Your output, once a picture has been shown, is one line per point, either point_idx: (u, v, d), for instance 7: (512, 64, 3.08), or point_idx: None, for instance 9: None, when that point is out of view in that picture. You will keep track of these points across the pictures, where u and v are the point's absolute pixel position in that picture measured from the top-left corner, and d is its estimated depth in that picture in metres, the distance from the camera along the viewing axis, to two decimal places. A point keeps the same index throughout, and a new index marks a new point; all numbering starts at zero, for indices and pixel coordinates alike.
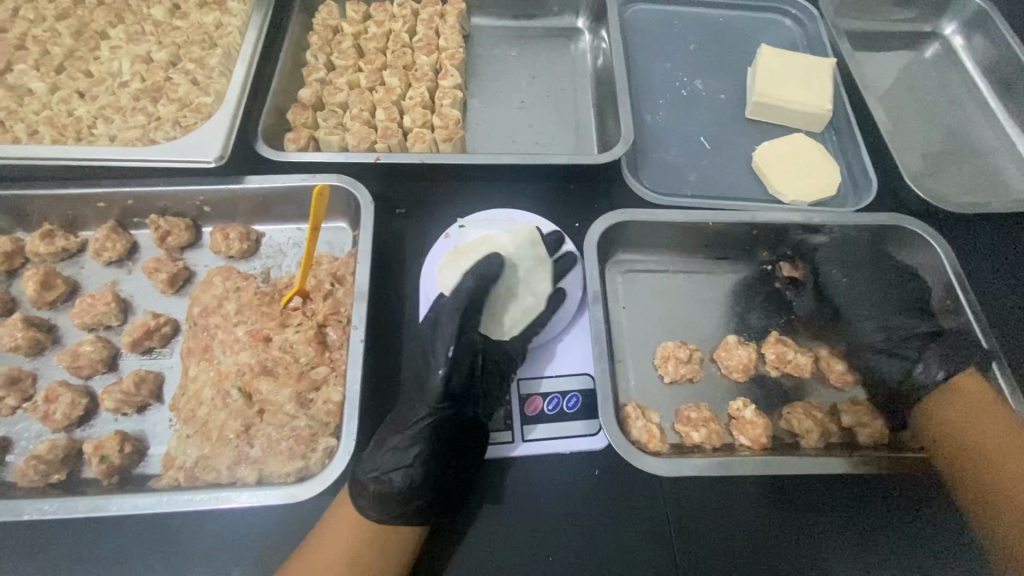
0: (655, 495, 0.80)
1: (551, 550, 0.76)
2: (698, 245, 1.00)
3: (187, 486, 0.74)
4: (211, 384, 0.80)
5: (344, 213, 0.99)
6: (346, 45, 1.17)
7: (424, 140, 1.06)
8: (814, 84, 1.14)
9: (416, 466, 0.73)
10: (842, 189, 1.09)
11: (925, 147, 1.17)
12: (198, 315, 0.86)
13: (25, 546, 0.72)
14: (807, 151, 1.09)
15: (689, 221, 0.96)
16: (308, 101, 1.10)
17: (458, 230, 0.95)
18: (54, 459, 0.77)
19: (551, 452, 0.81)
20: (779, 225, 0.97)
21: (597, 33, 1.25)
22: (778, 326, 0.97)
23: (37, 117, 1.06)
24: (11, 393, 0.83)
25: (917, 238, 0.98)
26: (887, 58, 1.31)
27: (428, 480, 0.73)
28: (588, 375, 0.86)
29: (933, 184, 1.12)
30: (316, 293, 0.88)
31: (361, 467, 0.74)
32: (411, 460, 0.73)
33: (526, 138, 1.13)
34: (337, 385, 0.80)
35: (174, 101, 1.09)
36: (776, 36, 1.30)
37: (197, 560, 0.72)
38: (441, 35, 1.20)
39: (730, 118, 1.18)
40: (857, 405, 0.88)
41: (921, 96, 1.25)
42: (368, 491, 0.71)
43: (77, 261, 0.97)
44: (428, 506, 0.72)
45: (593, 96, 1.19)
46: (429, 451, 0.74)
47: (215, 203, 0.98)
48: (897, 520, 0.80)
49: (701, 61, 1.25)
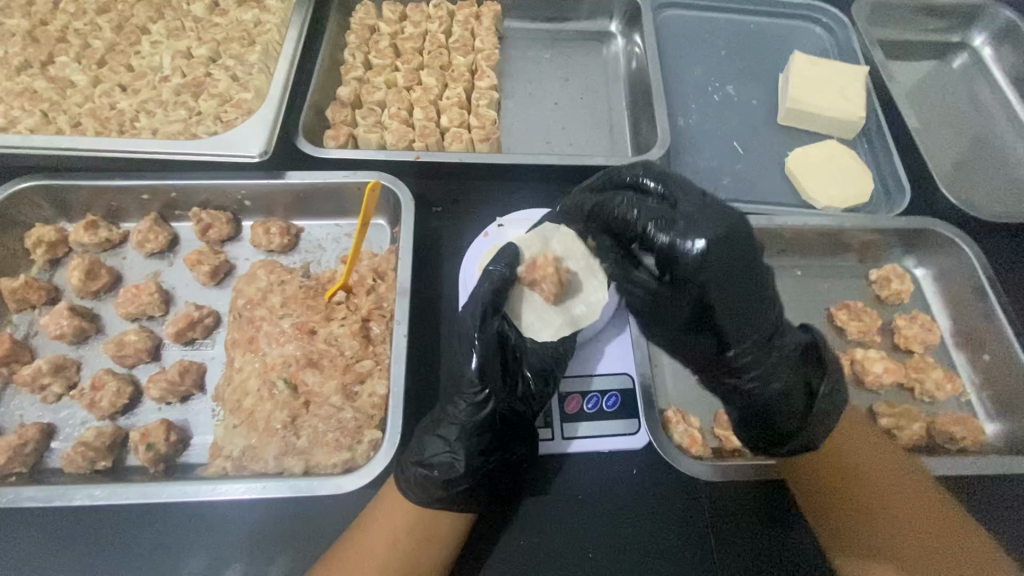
0: (694, 494, 0.80)
1: (593, 546, 0.76)
2: None
3: (236, 475, 0.75)
4: (257, 375, 0.82)
5: (384, 210, 0.99)
6: (383, 45, 1.18)
7: (461, 140, 1.08)
8: (844, 93, 1.16)
9: (456, 455, 0.73)
10: (873, 197, 1.10)
11: (955, 156, 1.18)
12: (243, 307, 0.88)
13: (75, 531, 0.73)
14: (840, 157, 1.10)
15: None
16: (347, 100, 1.11)
17: (496, 229, 0.97)
18: (101, 446, 0.78)
19: (591, 450, 0.82)
20: (811, 230, 0.99)
21: (630, 37, 1.27)
22: (811, 330, 0.98)
23: (80, 109, 1.08)
24: (57, 380, 0.84)
25: (948, 243, 0.99)
26: (915, 68, 1.32)
27: (469, 468, 0.73)
28: (627, 375, 0.86)
29: (963, 192, 1.13)
30: (359, 288, 0.89)
31: (407, 451, 0.75)
32: (453, 448, 0.73)
33: (560, 139, 1.14)
34: (382, 378, 0.82)
35: (215, 96, 1.10)
36: (806, 44, 1.31)
37: (244, 548, 0.73)
38: (477, 36, 1.21)
39: (761, 124, 1.20)
40: (894, 409, 0.89)
41: (950, 106, 1.27)
42: (411, 476, 0.72)
43: (120, 252, 0.98)
44: (471, 494, 0.73)
45: (626, 100, 1.21)
46: (470, 440, 0.74)
47: (255, 197, 0.98)
48: None
49: (732, 68, 1.27)
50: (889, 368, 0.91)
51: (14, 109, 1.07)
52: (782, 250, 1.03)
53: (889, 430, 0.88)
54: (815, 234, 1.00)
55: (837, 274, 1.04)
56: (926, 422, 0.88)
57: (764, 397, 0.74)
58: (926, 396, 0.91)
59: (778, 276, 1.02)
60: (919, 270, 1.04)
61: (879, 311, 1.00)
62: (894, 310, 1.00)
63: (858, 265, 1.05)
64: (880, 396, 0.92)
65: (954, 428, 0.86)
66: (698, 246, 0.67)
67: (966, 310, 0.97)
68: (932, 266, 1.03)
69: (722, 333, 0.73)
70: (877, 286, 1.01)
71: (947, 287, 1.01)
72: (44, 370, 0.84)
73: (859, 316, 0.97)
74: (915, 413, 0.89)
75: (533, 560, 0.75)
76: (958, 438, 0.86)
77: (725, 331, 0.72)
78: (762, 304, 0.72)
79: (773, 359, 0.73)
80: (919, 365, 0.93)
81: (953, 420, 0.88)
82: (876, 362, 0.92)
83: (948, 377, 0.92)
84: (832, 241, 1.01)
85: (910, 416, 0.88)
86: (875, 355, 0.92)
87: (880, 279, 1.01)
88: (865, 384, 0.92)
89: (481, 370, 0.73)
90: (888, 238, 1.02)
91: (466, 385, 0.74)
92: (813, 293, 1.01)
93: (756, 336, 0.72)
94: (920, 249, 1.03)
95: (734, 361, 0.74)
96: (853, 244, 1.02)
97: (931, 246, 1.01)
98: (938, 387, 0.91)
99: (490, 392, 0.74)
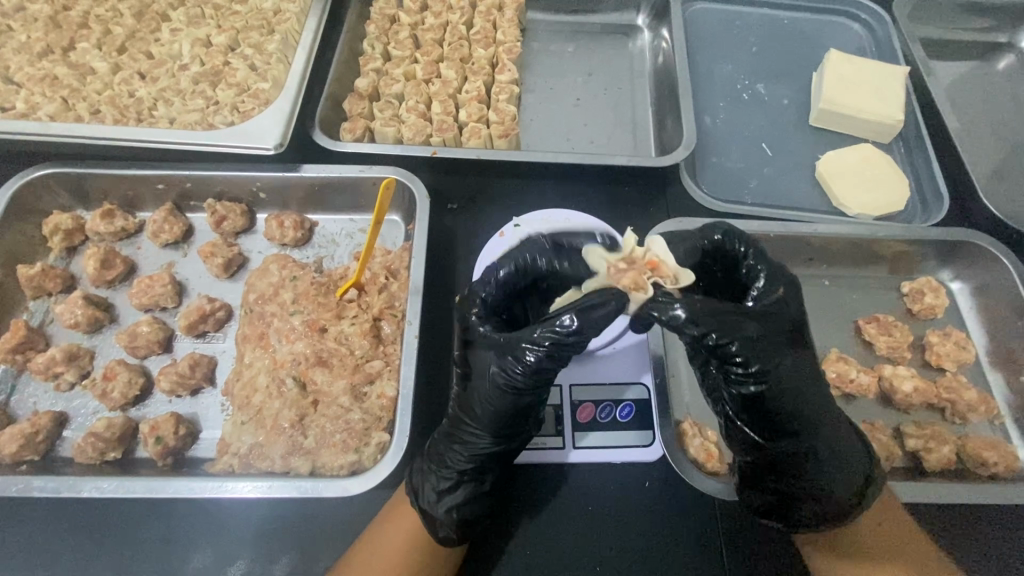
0: (706, 511, 0.78)
1: (599, 559, 0.74)
2: None
3: (242, 473, 0.74)
4: (267, 371, 0.81)
5: (400, 206, 0.98)
6: (403, 36, 1.15)
7: (479, 135, 1.05)
8: (883, 94, 1.10)
9: (467, 489, 0.70)
10: (909, 206, 1.05)
11: (998, 164, 1.12)
12: (254, 302, 0.87)
13: (83, 523, 0.73)
14: (876, 162, 1.05)
15: (750, 231, 0.94)
16: (365, 92, 1.09)
17: (512, 229, 0.94)
18: (112, 437, 0.78)
19: (601, 460, 0.80)
20: (843, 238, 0.94)
21: (657, 32, 1.22)
22: (837, 344, 0.94)
23: (99, 97, 1.07)
24: (70, 368, 0.85)
25: (988, 255, 0.94)
26: (957, 69, 1.26)
27: (475, 505, 0.71)
28: (643, 386, 0.83)
29: (1005, 201, 1.07)
30: (371, 286, 0.88)
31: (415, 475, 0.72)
32: (444, 443, 0.73)
33: (581, 137, 1.11)
34: (392, 380, 0.81)
35: (232, 85, 1.09)
36: (843, 41, 1.25)
37: (248, 546, 0.72)
38: (499, 28, 1.18)
39: (792, 125, 1.15)
40: (923, 429, 0.84)
41: (994, 110, 1.20)
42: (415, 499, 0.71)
43: (135, 242, 0.98)
44: (474, 528, 0.70)
45: (650, 97, 1.17)
46: (471, 470, 0.71)
47: (270, 189, 0.97)
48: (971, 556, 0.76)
49: (763, 65, 1.22)
50: (919, 387, 0.87)
51: (36, 95, 1.07)
52: (809, 260, 0.99)
53: (918, 452, 0.83)
54: (846, 243, 0.95)
55: (868, 286, 0.99)
56: (957, 445, 0.84)
57: (830, 459, 0.69)
58: (958, 418, 0.87)
59: (805, 286, 0.98)
60: (955, 285, 0.99)
61: (910, 327, 0.96)
62: (926, 326, 0.96)
63: (890, 276, 1.00)
64: (910, 416, 0.88)
65: (986, 452, 0.81)
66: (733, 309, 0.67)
67: (1005, 329, 0.92)
68: (969, 281, 0.98)
69: (792, 428, 0.68)
70: (909, 299, 0.96)
71: (986, 303, 0.96)
72: (58, 358, 0.84)
73: (888, 330, 0.92)
74: (946, 435, 0.84)
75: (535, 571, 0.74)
76: (990, 464, 0.81)
77: (790, 386, 0.67)
78: (813, 371, 0.70)
79: (819, 407, 0.69)
80: (951, 385, 0.88)
81: (986, 444, 0.83)
82: (907, 380, 0.87)
83: (983, 399, 0.87)
84: (864, 251, 0.97)
85: (941, 438, 0.83)
86: (905, 373, 0.88)
87: (913, 292, 0.96)
88: (892, 402, 0.88)
89: (515, 403, 0.68)
90: (923, 248, 0.97)
91: (483, 416, 0.70)
92: (841, 304, 0.97)
93: (823, 407, 0.69)
94: (957, 262, 0.98)
95: (805, 436, 0.68)
96: (885, 255, 0.98)
97: (970, 259, 0.96)
98: (971, 409, 0.86)
99: (512, 428, 0.71)
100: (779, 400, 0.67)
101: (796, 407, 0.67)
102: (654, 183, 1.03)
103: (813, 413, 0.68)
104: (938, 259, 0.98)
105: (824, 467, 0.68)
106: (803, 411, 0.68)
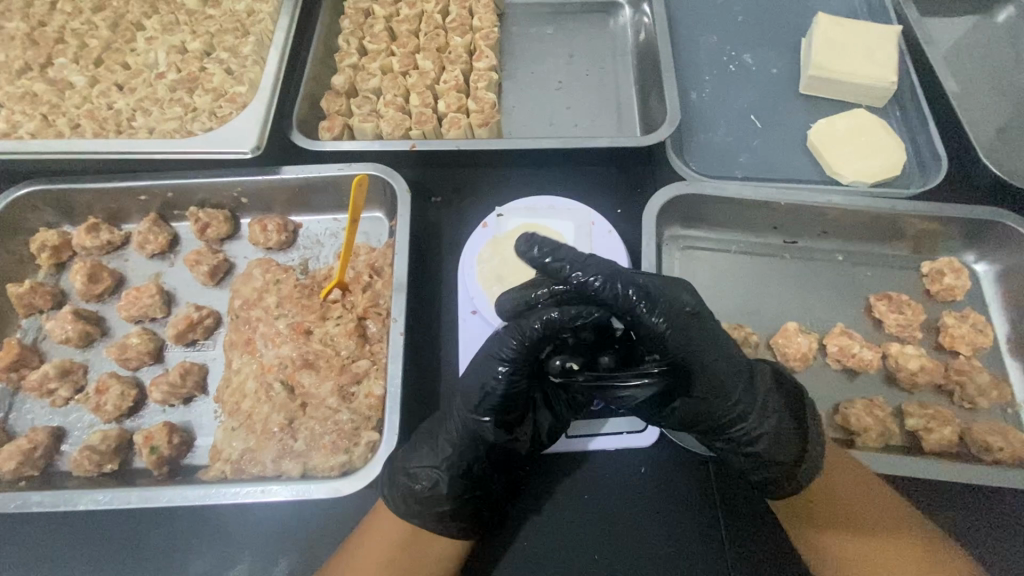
0: (704, 494, 0.77)
1: (596, 546, 0.74)
2: (763, 225, 0.96)
3: (234, 479, 0.75)
4: (255, 377, 0.81)
5: (381, 203, 0.97)
6: (378, 29, 1.13)
7: (459, 125, 1.03)
8: (874, 56, 1.06)
9: (444, 475, 0.70)
10: (907, 170, 1.02)
11: (1002, 126, 1.07)
12: (240, 307, 0.87)
13: (81, 536, 0.74)
14: (870, 127, 1.02)
15: (755, 199, 0.91)
16: (341, 88, 1.07)
17: (496, 219, 0.93)
18: (107, 450, 0.79)
19: (599, 448, 0.79)
20: (843, 208, 0.91)
21: (638, 7, 1.19)
22: (834, 320, 0.91)
23: (78, 111, 1.07)
24: (64, 384, 0.85)
25: (1012, 234, 0.90)
26: (952, 26, 1.21)
27: (453, 489, 0.70)
28: None
29: (1012, 166, 1.02)
30: (355, 285, 0.87)
31: (400, 453, 0.73)
32: (441, 465, 0.71)
33: (564, 121, 1.08)
34: (379, 379, 0.81)
35: (209, 91, 1.08)
36: (832, 5, 1.21)
37: (243, 551, 0.73)
38: (475, 14, 1.15)
39: (783, 94, 1.11)
40: (926, 409, 0.82)
41: (995, 69, 1.15)
42: (396, 483, 0.71)
43: (122, 254, 0.98)
44: (452, 516, 0.71)
45: (633, 74, 1.14)
46: (457, 455, 0.71)
47: (251, 194, 0.96)
48: (984, 542, 0.75)
49: (749, 34, 1.18)
50: (924, 366, 0.84)
51: (17, 114, 1.07)
52: (823, 232, 0.96)
53: (917, 431, 0.81)
54: (847, 214, 0.92)
55: (875, 260, 0.96)
56: (962, 428, 0.81)
57: (770, 458, 0.70)
58: (967, 402, 0.84)
59: (812, 259, 0.96)
60: (975, 264, 0.96)
61: (925, 307, 0.93)
62: (941, 307, 0.93)
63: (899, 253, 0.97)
64: (913, 395, 0.86)
65: (991, 436, 0.79)
66: (658, 321, 0.62)
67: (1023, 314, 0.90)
68: (986, 260, 0.95)
69: (726, 422, 0.69)
70: (928, 280, 0.93)
71: (1009, 287, 0.92)
72: (51, 374, 0.85)
73: (899, 308, 0.90)
74: (949, 416, 0.81)
75: (532, 562, 0.74)
76: (995, 449, 0.78)
77: (724, 384, 0.66)
78: (720, 344, 0.66)
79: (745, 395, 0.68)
80: (963, 367, 0.85)
81: (992, 429, 0.80)
82: (912, 358, 0.85)
83: (995, 383, 0.85)
84: (880, 225, 0.94)
85: (943, 419, 0.81)
86: (912, 351, 0.85)
87: (932, 272, 0.93)
88: (897, 380, 0.86)
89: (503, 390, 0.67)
90: (943, 226, 0.93)
91: (474, 407, 0.69)
92: (842, 278, 0.95)
93: (740, 385, 0.68)
94: (978, 242, 0.94)
95: (736, 431, 0.69)
96: (898, 231, 0.95)
97: (984, 236, 0.93)
98: (982, 393, 0.84)
99: (511, 417, 0.70)
100: (721, 390, 0.67)
101: (724, 386, 0.66)
102: (639, 164, 1.01)
103: (734, 399, 0.67)
104: (954, 235, 0.94)
105: (777, 452, 0.70)
106: (740, 401, 0.68)
